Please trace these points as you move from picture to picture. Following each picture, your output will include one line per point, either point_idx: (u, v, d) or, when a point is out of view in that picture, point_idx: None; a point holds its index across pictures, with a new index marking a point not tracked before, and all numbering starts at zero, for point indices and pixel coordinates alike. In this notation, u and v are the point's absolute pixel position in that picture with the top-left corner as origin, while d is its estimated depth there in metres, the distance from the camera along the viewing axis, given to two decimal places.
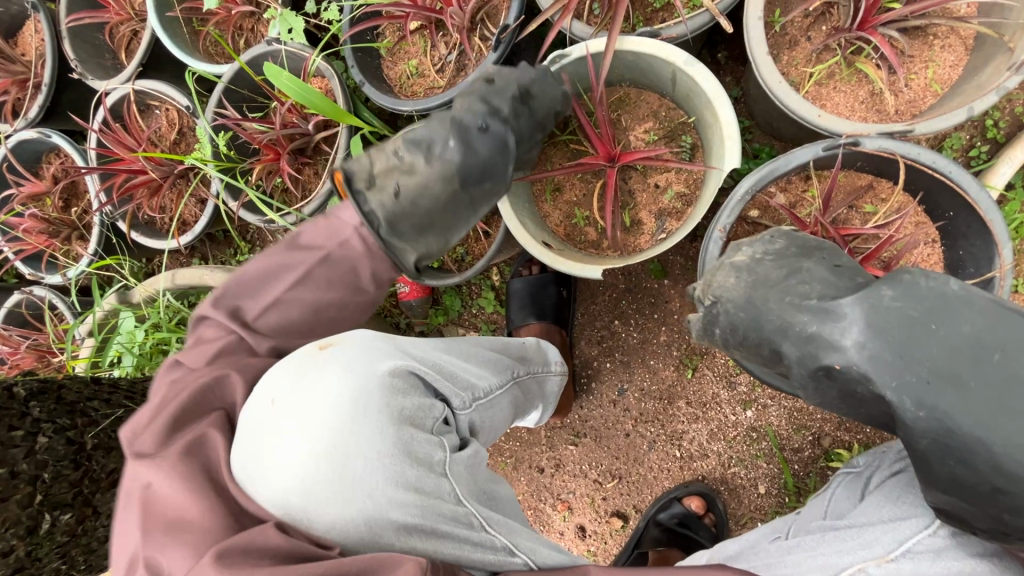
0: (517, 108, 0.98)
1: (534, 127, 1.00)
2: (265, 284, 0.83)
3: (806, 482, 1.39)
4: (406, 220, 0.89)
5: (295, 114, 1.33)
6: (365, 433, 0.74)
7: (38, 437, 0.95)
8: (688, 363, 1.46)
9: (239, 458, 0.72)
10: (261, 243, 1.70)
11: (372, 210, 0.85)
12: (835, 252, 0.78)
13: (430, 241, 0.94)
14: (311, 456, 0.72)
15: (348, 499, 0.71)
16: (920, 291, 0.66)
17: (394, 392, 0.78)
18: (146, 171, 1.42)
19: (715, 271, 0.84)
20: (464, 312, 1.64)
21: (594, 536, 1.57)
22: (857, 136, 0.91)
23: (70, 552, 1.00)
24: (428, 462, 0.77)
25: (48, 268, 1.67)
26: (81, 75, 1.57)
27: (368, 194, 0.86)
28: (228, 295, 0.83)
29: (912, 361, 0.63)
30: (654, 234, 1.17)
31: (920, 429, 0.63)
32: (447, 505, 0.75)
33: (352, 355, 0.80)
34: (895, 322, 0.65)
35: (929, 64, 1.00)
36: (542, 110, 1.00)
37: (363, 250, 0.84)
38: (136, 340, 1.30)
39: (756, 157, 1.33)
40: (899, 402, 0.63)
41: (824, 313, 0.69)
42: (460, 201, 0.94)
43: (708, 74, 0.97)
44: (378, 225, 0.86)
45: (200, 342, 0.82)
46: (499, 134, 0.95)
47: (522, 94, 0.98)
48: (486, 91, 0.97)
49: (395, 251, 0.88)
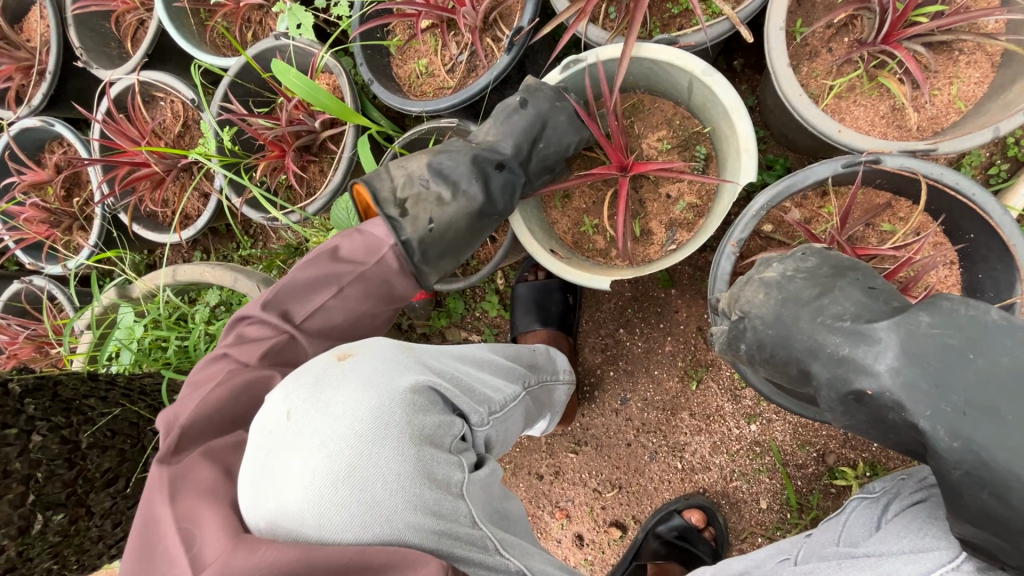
0: (536, 147, 1.06)
1: (548, 167, 1.09)
2: (312, 291, 0.92)
3: (810, 499, 1.36)
4: (434, 247, 1.03)
5: (302, 111, 1.31)
6: (385, 452, 0.72)
7: (32, 435, 0.93)
8: (693, 375, 1.44)
9: (258, 473, 0.72)
10: (264, 239, 1.68)
11: (408, 239, 0.99)
12: (869, 274, 0.76)
13: (450, 265, 1.07)
14: (329, 474, 0.70)
15: (367, 522, 0.68)
16: (960, 318, 0.65)
17: (414, 410, 0.77)
18: (149, 164, 1.41)
19: (744, 286, 0.83)
20: (468, 315, 1.62)
21: (592, 545, 1.55)
22: (878, 154, 0.89)
23: (62, 553, 0.98)
24: (446, 483, 0.75)
25: (49, 258, 1.66)
26: (86, 63, 1.55)
27: (404, 224, 1.00)
28: (277, 297, 0.91)
29: (948, 389, 0.61)
30: (664, 244, 1.15)
31: (953, 459, 0.61)
32: (464, 528, 0.73)
33: (372, 370, 0.80)
34: (932, 349, 0.63)
35: (954, 80, 0.98)
36: (556, 150, 1.08)
37: (396, 269, 0.98)
38: (134, 336, 1.28)
39: (769, 169, 1.30)
40: (934, 432, 0.61)
41: (858, 336, 0.67)
42: (476, 231, 1.07)
43: (725, 83, 0.95)
44: (411, 252, 0.99)
45: (243, 339, 0.88)
46: (515, 174, 1.06)
47: (541, 135, 1.06)
48: (517, 128, 1.06)
49: (422, 275, 1.02)
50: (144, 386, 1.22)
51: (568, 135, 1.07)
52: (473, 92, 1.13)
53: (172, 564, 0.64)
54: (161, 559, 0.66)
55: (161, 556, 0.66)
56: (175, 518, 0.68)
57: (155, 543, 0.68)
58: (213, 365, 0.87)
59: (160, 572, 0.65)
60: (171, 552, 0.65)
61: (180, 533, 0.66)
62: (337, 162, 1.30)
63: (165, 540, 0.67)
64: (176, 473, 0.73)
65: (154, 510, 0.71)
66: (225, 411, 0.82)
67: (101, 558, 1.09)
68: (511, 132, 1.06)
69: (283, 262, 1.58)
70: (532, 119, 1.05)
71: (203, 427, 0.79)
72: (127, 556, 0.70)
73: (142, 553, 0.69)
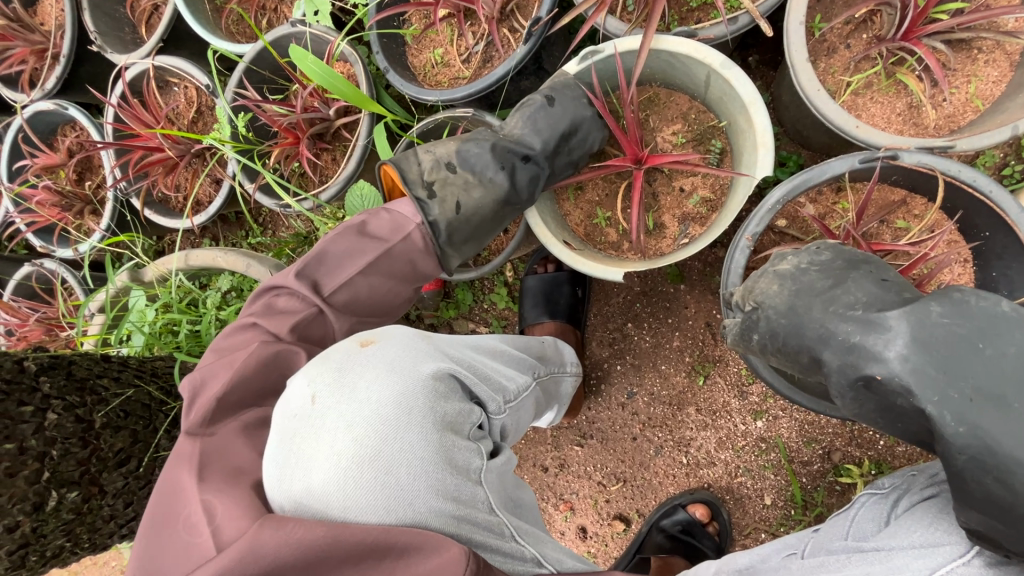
0: (565, 140, 1.09)
1: (574, 159, 1.12)
2: (344, 264, 0.93)
3: (814, 496, 1.37)
4: (459, 231, 1.05)
5: (316, 98, 1.31)
6: (409, 438, 0.73)
7: (47, 413, 0.94)
8: (700, 370, 1.44)
9: (282, 455, 0.72)
10: (274, 227, 1.69)
11: (436, 220, 1.01)
12: (883, 267, 0.77)
13: (471, 249, 1.10)
14: (354, 457, 0.71)
15: (390, 505, 0.69)
16: (971, 309, 0.64)
17: (436, 396, 0.77)
18: (163, 149, 1.41)
19: (759, 278, 0.85)
20: (476, 307, 1.62)
21: (595, 538, 1.56)
22: (896, 150, 0.89)
23: (74, 530, 0.99)
24: (466, 469, 0.76)
25: (60, 242, 1.66)
26: (100, 47, 1.55)
27: (432, 205, 1.02)
28: (310, 268, 0.92)
29: (957, 376, 0.62)
30: (676, 238, 1.15)
31: (958, 445, 0.61)
32: (481, 514, 0.74)
33: (395, 356, 0.80)
34: (943, 338, 0.63)
35: (972, 78, 0.98)
36: (581, 147, 1.11)
37: (422, 248, 1.00)
38: (147, 319, 1.28)
39: (782, 166, 1.30)
40: (939, 417, 0.61)
41: (869, 324, 0.67)
42: (499, 219, 1.10)
43: (744, 77, 0.95)
44: (438, 234, 1.01)
45: (275, 309, 0.89)
46: (539, 167, 1.08)
47: (571, 131, 1.08)
48: (549, 122, 1.06)
49: (445, 258, 1.04)
50: (156, 368, 1.23)
51: (595, 137, 1.11)
52: (490, 82, 1.13)
53: (195, 534, 0.65)
54: (183, 527, 0.67)
55: (184, 524, 0.67)
56: (200, 489, 0.68)
57: (177, 511, 0.69)
58: (243, 332, 0.87)
59: (182, 541, 0.66)
60: (194, 521, 0.66)
61: (203, 505, 0.66)
62: (351, 150, 1.31)
63: (188, 508, 0.68)
64: (203, 445, 0.74)
65: (179, 479, 0.71)
66: (253, 382, 0.81)
67: (112, 537, 1.11)
68: (540, 123, 1.07)
69: (292, 251, 1.59)
70: (569, 113, 1.06)
71: (234, 397, 0.79)
72: (146, 521, 0.71)
73: (162, 522, 0.70)
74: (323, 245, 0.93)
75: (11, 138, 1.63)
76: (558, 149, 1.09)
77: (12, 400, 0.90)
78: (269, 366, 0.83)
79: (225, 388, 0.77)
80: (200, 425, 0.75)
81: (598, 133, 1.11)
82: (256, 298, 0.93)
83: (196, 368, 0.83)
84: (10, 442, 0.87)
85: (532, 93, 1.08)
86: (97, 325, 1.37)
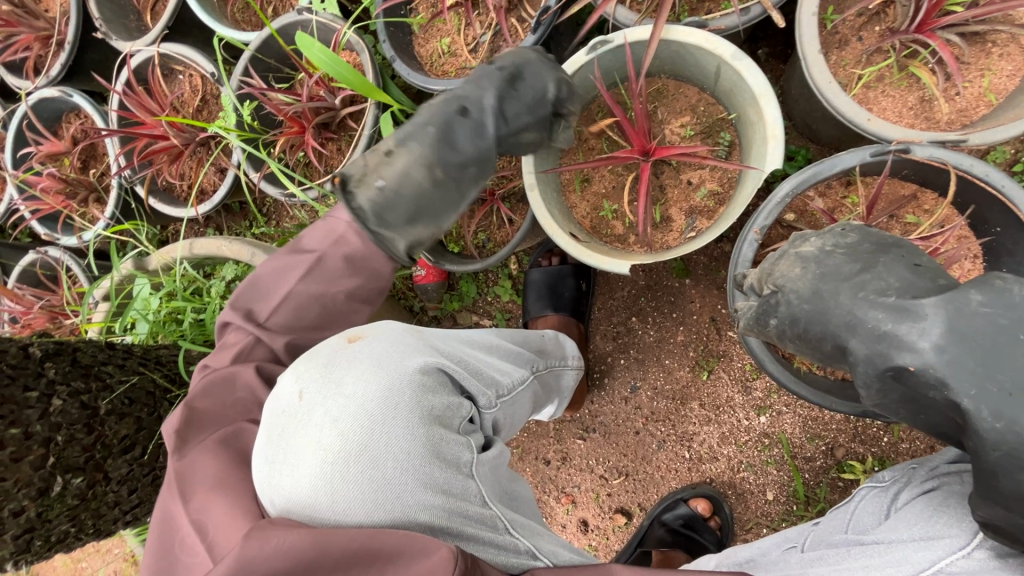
0: (504, 91, 0.96)
1: (522, 109, 0.96)
2: (277, 283, 0.86)
3: (817, 492, 1.37)
4: (394, 211, 0.90)
5: (322, 87, 1.30)
6: (395, 433, 0.73)
7: (52, 399, 0.94)
8: (704, 365, 1.44)
9: (270, 453, 0.72)
10: (278, 217, 1.69)
11: (358, 203, 0.87)
12: (914, 252, 0.76)
13: (421, 228, 0.93)
14: (340, 452, 0.71)
15: (377, 499, 0.69)
16: (1012, 298, 0.63)
17: (424, 390, 0.77)
18: (168, 136, 1.41)
19: (780, 260, 0.84)
20: (480, 300, 1.62)
21: (597, 531, 1.56)
22: (908, 144, 0.88)
23: (79, 516, 1.00)
24: (455, 463, 0.76)
25: (64, 229, 1.66)
26: (105, 35, 1.54)
27: (357, 190, 0.88)
28: (245, 297, 0.87)
29: (995, 369, 0.61)
30: (683, 232, 1.14)
31: (992, 440, 0.61)
32: (472, 507, 0.74)
33: (382, 351, 0.80)
34: (981, 329, 0.63)
35: (986, 72, 0.96)
36: (530, 92, 0.96)
37: (361, 246, 0.87)
38: (151, 307, 1.31)
39: (790, 160, 1.29)
40: (976, 411, 0.61)
41: (902, 312, 0.67)
42: (444, 186, 0.94)
43: (755, 68, 0.94)
44: (366, 218, 0.87)
45: (226, 346, 0.87)
46: (482, 120, 0.95)
47: (512, 75, 0.96)
48: (480, 76, 0.97)
49: (385, 240, 0.89)
50: (160, 356, 1.22)
51: (546, 78, 0.96)
52: None
53: (192, 554, 0.69)
54: (182, 549, 0.71)
55: (182, 543, 0.71)
56: (187, 512, 0.71)
57: (173, 534, 0.73)
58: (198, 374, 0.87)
59: (184, 560, 0.70)
60: (189, 541, 0.70)
61: (193, 525, 0.70)
62: (357, 140, 1.30)
63: (182, 532, 0.71)
64: (182, 467, 0.76)
65: (169, 502, 0.74)
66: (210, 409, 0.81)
67: (116, 523, 1.11)
68: (477, 76, 0.97)
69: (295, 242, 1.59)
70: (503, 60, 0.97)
71: (195, 424, 0.80)
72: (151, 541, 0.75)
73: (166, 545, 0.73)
74: (258, 271, 0.88)
75: (15, 124, 1.62)
76: (501, 96, 0.95)
77: (18, 385, 0.90)
78: (214, 392, 0.82)
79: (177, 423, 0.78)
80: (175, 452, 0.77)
81: (555, 78, 0.96)
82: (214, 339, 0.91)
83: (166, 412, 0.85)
84: (15, 427, 0.87)
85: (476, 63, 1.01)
86: (101, 313, 1.37)
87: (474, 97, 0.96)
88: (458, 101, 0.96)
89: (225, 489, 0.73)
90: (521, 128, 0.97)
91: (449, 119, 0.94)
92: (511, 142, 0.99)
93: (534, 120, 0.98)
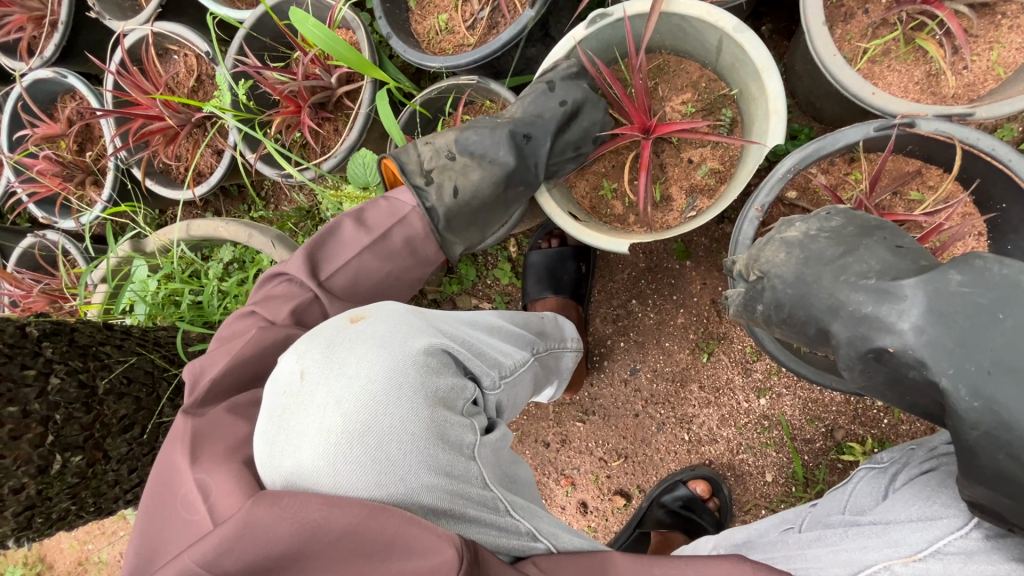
0: (563, 122, 1.06)
1: (569, 146, 1.09)
2: (342, 252, 0.94)
3: (815, 473, 1.37)
4: (459, 216, 1.03)
5: (317, 66, 1.29)
6: (399, 413, 0.72)
7: (50, 377, 0.94)
8: (704, 347, 1.43)
9: (271, 433, 0.71)
10: (276, 199, 1.67)
11: (433, 206, 1.00)
12: (897, 234, 0.75)
13: (473, 233, 1.08)
14: (342, 433, 0.69)
15: (380, 480, 0.68)
16: (992, 278, 0.62)
17: (428, 371, 0.76)
18: (163, 117, 1.39)
19: (765, 246, 0.83)
20: (479, 283, 1.61)
21: (596, 513, 1.56)
22: (913, 117, 0.86)
23: (79, 494, 1.00)
24: (458, 444, 0.75)
25: (62, 212, 1.65)
26: (99, 14, 1.52)
27: (430, 192, 1.01)
28: (310, 256, 0.93)
29: (975, 349, 0.60)
30: (683, 211, 1.13)
31: (972, 420, 0.60)
32: (475, 489, 0.74)
33: (385, 331, 0.79)
34: (961, 308, 0.62)
35: (994, 45, 0.94)
36: (580, 131, 1.08)
37: (422, 232, 0.99)
38: (149, 289, 1.30)
39: (793, 139, 1.27)
40: (954, 391, 0.60)
41: (884, 294, 0.66)
42: (499, 199, 1.07)
43: (758, 42, 0.92)
44: (436, 219, 1.00)
45: (276, 299, 0.90)
46: (541, 145, 1.06)
47: (571, 111, 1.05)
48: (544, 102, 1.05)
49: (446, 243, 1.03)
50: (158, 338, 1.22)
51: (597, 121, 1.09)
52: (494, 49, 1.10)
53: (193, 511, 0.66)
54: (183, 505, 0.67)
55: (185, 502, 0.67)
56: (193, 469, 0.68)
57: (174, 491, 0.69)
58: (242, 321, 0.89)
59: (182, 519, 0.67)
60: (190, 498, 0.67)
61: (196, 483, 0.67)
62: (353, 118, 1.28)
63: (184, 488, 0.68)
64: (194, 424, 0.74)
65: (172, 459, 0.71)
66: (248, 366, 0.82)
67: (116, 502, 1.12)
68: (540, 104, 1.05)
69: (295, 226, 1.58)
70: (570, 94, 1.05)
71: (232, 378, 0.80)
72: (147, 497, 0.72)
73: (161, 502, 0.70)
74: (323, 236, 0.95)
75: (11, 106, 1.61)
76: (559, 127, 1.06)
77: (14, 363, 0.89)
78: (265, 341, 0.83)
79: (219, 373, 0.79)
80: (192, 407, 0.76)
81: (602, 123, 1.09)
82: (261, 287, 0.94)
83: (199, 357, 0.84)
84: (13, 406, 0.88)
85: (531, 83, 1.07)
86: (100, 294, 1.34)
87: (536, 121, 1.05)
88: (524, 127, 1.05)
89: (230, 457, 0.71)
90: (563, 160, 1.11)
91: (513, 138, 1.05)
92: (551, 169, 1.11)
93: (577, 156, 1.11)
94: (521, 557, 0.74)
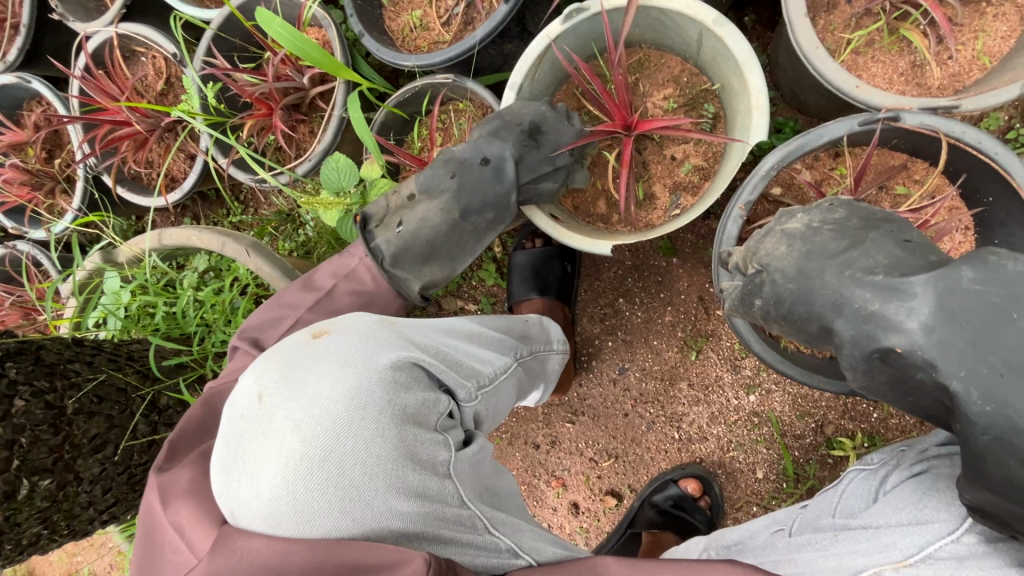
0: (523, 142, 1.03)
1: (541, 159, 1.03)
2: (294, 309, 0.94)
3: (806, 469, 1.36)
4: (409, 250, 1.06)
5: (288, 66, 1.25)
6: (364, 436, 0.69)
7: (15, 399, 0.90)
8: (692, 345, 1.42)
9: (231, 462, 0.68)
10: (254, 204, 1.63)
11: (378, 244, 1.05)
12: (905, 227, 0.73)
13: (434, 269, 1.09)
14: (304, 459, 0.66)
15: (346, 508, 0.65)
16: (1007, 275, 0.60)
17: (395, 388, 0.73)
18: (131, 122, 1.34)
19: (765, 237, 0.81)
20: (464, 285, 1.58)
21: (587, 514, 1.55)
22: (898, 111, 0.84)
23: (51, 518, 0.97)
24: (431, 463, 0.73)
25: (32, 223, 1.60)
26: (61, 16, 1.46)
27: (379, 231, 1.07)
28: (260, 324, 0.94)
29: (986, 350, 0.58)
30: (667, 210, 1.10)
31: (982, 424, 0.57)
32: (450, 509, 0.71)
33: (348, 348, 0.76)
34: (972, 308, 0.60)
35: (980, 34, 0.92)
36: (548, 145, 1.02)
37: (370, 282, 1.04)
38: (121, 302, 1.27)
39: (778, 132, 1.24)
40: (965, 394, 0.58)
41: (891, 291, 0.64)
42: (461, 229, 1.07)
43: (739, 35, 0.89)
44: (382, 257, 1.04)
45: (233, 369, 0.90)
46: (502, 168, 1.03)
47: (531, 128, 1.02)
48: (498, 128, 1.03)
49: (397, 279, 1.06)
50: (131, 352, 1.19)
51: (566, 134, 1.02)
52: (468, 46, 1.06)
53: (174, 552, 0.67)
54: (166, 549, 0.68)
55: (165, 541, 0.68)
56: (165, 512, 0.69)
57: (155, 536, 0.70)
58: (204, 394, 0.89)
59: (166, 562, 0.67)
60: (173, 541, 0.67)
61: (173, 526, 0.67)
62: (327, 121, 1.25)
63: (164, 532, 0.68)
64: (163, 478, 0.73)
65: (148, 507, 0.71)
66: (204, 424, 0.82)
67: (93, 522, 1.10)
68: (495, 126, 1.03)
69: (274, 229, 1.54)
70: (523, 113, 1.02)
71: (189, 437, 0.79)
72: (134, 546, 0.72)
73: (146, 547, 0.71)
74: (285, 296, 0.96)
75: None
76: (521, 147, 1.02)
77: None
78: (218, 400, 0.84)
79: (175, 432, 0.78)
80: (163, 464, 0.75)
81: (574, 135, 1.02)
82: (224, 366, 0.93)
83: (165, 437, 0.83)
84: None
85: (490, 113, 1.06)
86: (71, 308, 1.30)
87: (489, 145, 1.03)
88: (482, 151, 1.04)
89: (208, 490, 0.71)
90: (538, 176, 1.05)
91: (463, 168, 1.05)
92: (527, 191, 1.06)
93: (552, 170, 1.05)
94: (501, 574, 0.72)
